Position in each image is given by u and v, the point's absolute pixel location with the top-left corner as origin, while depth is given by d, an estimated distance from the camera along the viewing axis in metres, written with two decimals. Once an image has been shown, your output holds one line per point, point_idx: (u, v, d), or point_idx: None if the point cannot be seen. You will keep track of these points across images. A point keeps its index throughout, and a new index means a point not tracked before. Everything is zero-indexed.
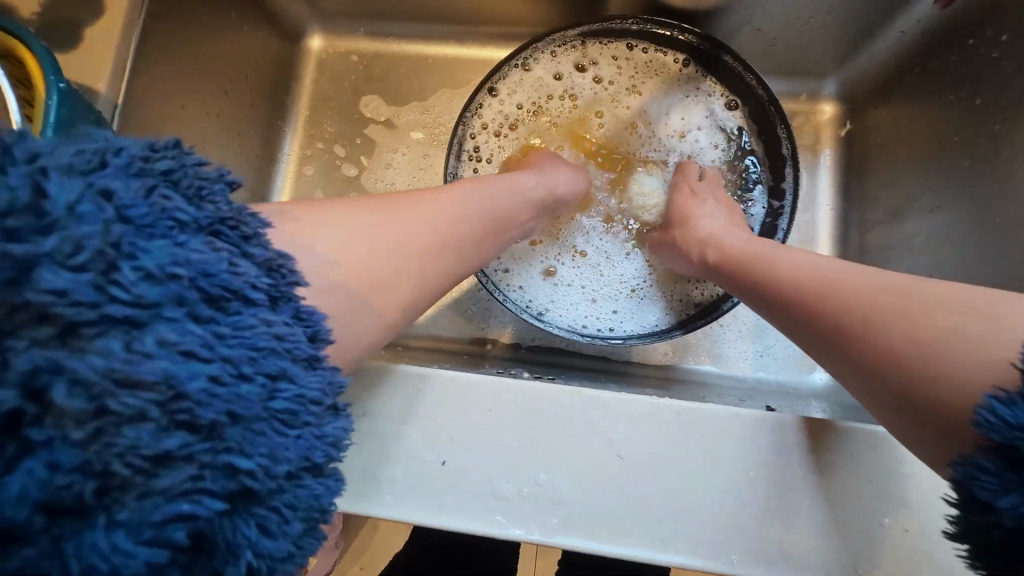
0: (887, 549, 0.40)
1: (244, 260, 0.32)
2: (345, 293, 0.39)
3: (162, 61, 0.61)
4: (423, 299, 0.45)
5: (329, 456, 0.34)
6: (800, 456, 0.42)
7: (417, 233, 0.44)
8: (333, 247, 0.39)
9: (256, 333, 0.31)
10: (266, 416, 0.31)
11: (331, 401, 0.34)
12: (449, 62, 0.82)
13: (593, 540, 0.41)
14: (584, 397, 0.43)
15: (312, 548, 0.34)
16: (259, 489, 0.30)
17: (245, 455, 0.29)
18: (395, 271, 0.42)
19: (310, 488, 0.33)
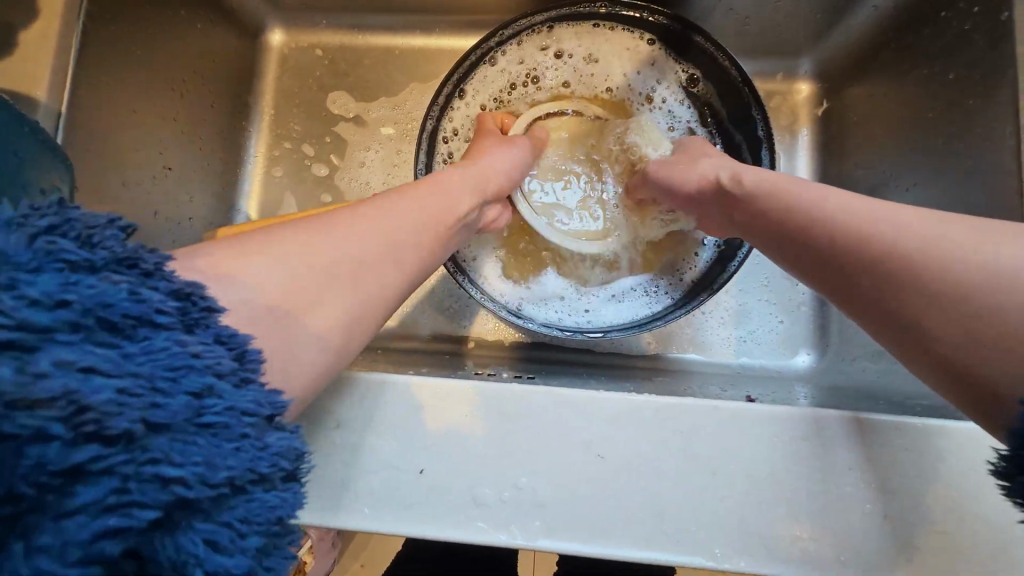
0: (875, 537, 0.39)
1: (152, 287, 0.31)
2: (272, 323, 0.36)
3: (109, 64, 0.58)
4: (366, 320, 0.41)
5: (275, 467, 0.32)
6: (781, 444, 0.41)
7: (349, 248, 0.40)
8: (253, 270, 0.36)
9: (168, 355, 0.29)
10: (196, 428, 0.29)
11: (268, 413, 0.33)
12: (418, 53, 0.80)
13: (576, 542, 0.40)
14: (560, 397, 0.42)
15: (280, 568, 0.32)
16: (198, 499, 0.29)
17: (174, 465, 0.28)
18: (324, 294, 0.38)
19: (262, 500, 0.31)
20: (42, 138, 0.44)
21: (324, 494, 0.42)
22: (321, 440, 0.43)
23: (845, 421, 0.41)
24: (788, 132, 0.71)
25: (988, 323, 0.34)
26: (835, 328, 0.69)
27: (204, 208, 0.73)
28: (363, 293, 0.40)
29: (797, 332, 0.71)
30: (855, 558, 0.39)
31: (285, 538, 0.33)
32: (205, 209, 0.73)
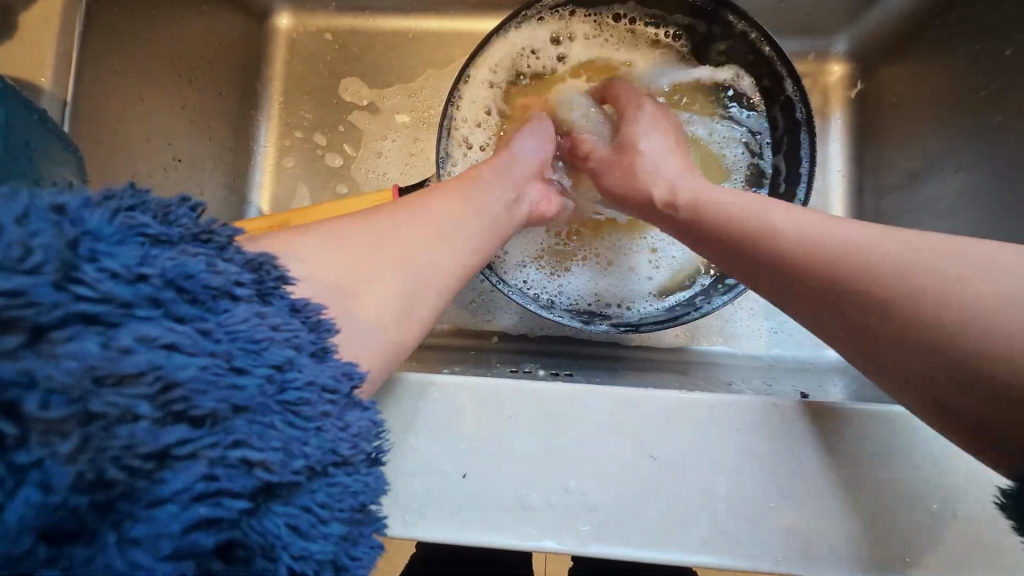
0: (941, 536, 0.38)
1: (227, 259, 0.29)
2: (339, 300, 0.35)
3: (115, 47, 0.55)
4: (426, 301, 0.40)
5: (356, 448, 0.30)
6: (840, 442, 0.39)
7: (409, 228, 0.40)
8: (315, 251, 0.36)
9: (249, 328, 0.28)
10: (277, 407, 0.28)
11: (347, 388, 0.31)
12: (432, 37, 0.76)
13: (630, 547, 0.38)
14: (608, 396, 0.40)
15: (365, 559, 0.31)
16: (280, 483, 0.27)
17: (256, 448, 0.26)
18: (386, 274, 0.38)
19: (344, 485, 0.30)
20: (49, 123, 0.40)
21: None
22: None
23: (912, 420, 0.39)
24: (822, 114, 0.69)
25: (983, 310, 0.31)
26: None
27: (215, 200, 0.70)
28: (424, 275, 0.39)
29: None
30: (920, 559, 0.37)
31: (369, 525, 0.31)
32: (216, 202, 0.70)
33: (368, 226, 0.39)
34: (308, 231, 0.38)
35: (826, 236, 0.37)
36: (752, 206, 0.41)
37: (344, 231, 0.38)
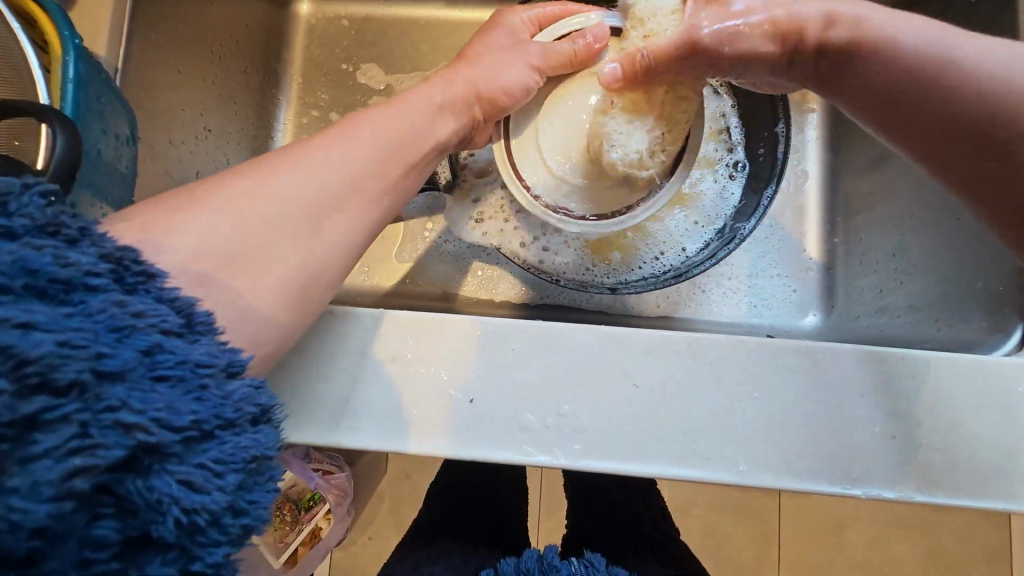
0: (882, 453, 0.43)
1: (80, 252, 0.32)
2: (226, 283, 0.37)
3: (156, 21, 0.60)
4: (324, 268, 0.42)
5: (240, 412, 0.33)
6: (798, 375, 0.45)
7: (288, 194, 0.40)
8: (181, 236, 0.37)
9: (108, 316, 0.31)
10: (151, 380, 0.31)
11: (225, 365, 0.34)
12: (443, 25, 0.82)
13: (615, 461, 0.44)
14: (603, 333, 0.46)
15: (263, 501, 0.33)
16: (162, 443, 0.30)
17: (132, 412, 0.29)
18: (277, 248, 0.39)
19: (233, 442, 0.33)
20: (112, 84, 0.46)
21: (381, 420, 0.46)
22: (376, 372, 0.46)
23: (848, 350, 0.45)
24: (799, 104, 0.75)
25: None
26: (841, 289, 0.73)
27: None
28: (319, 242, 0.41)
29: (809, 295, 0.74)
30: (863, 474, 0.43)
31: (265, 475, 0.34)
32: None
33: (260, 194, 0.39)
34: (186, 200, 0.39)
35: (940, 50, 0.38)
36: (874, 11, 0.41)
37: (230, 203, 0.39)
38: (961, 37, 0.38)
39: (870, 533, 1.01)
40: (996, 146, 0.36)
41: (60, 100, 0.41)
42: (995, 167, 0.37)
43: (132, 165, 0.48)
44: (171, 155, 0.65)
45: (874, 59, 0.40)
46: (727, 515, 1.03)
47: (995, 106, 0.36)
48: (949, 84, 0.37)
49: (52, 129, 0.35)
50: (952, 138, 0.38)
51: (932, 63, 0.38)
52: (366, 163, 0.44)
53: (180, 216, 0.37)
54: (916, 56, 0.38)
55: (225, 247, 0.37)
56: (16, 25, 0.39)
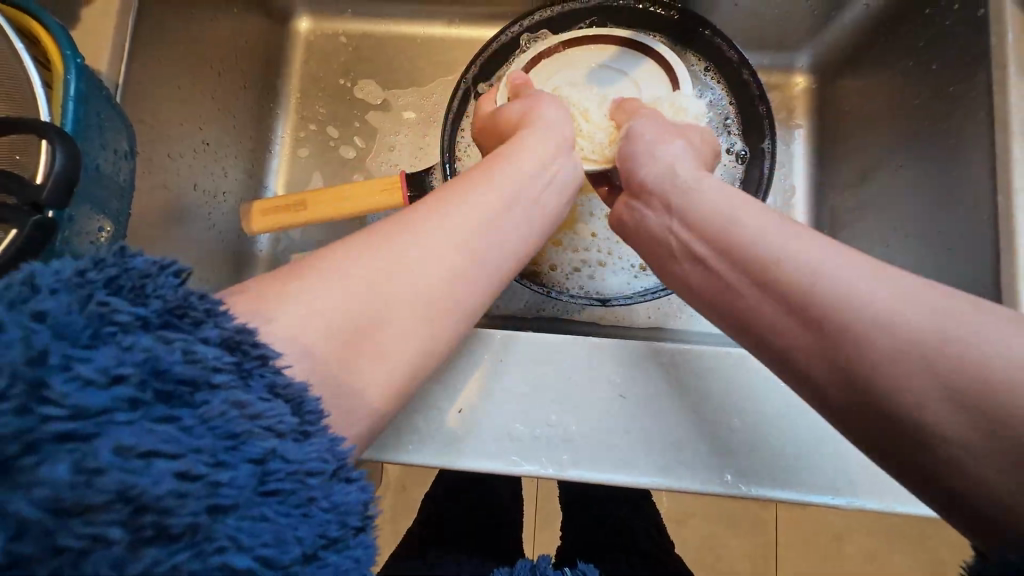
0: (866, 464, 0.44)
1: (203, 341, 0.28)
2: (333, 372, 0.33)
3: (156, 39, 0.61)
4: (441, 334, 0.37)
5: (319, 459, 0.29)
6: (781, 385, 0.46)
7: (411, 262, 0.36)
8: (288, 311, 0.32)
9: (153, 362, 0.26)
10: (225, 448, 0.26)
11: (294, 408, 0.29)
12: (438, 42, 0.84)
13: (603, 472, 0.45)
14: (590, 344, 0.47)
15: (356, 552, 0.30)
16: (234, 505, 0.26)
17: (195, 475, 0.25)
18: (390, 330, 0.35)
19: (334, 563, 0.29)
20: (112, 101, 0.47)
21: (372, 430, 0.46)
22: None
23: None
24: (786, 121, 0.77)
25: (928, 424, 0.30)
26: None
27: (236, 182, 0.76)
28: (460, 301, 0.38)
29: None
30: (847, 484, 0.44)
31: (349, 501, 0.30)
32: (238, 185, 0.77)
33: (371, 263, 0.35)
34: (293, 270, 0.35)
35: (812, 277, 0.34)
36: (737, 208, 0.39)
37: (339, 271, 0.34)
38: (880, 281, 0.33)
39: (866, 546, 1.01)
40: (894, 446, 0.32)
41: (61, 118, 0.42)
42: (893, 444, 0.32)
43: (131, 178, 0.50)
44: (169, 168, 0.66)
45: (733, 277, 0.38)
46: (723, 527, 1.02)
47: (835, 298, 0.33)
48: (820, 307, 0.33)
49: (52, 145, 0.36)
50: (830, 382, 0.34)
51: (761, 231, 0.37)
52: (481, 220, 0.39)
53: (290, 290, 0.33)
54: (824, 290, 0.33)
55: (335, 327, 0.33)
56: (20, 45, 0.41)
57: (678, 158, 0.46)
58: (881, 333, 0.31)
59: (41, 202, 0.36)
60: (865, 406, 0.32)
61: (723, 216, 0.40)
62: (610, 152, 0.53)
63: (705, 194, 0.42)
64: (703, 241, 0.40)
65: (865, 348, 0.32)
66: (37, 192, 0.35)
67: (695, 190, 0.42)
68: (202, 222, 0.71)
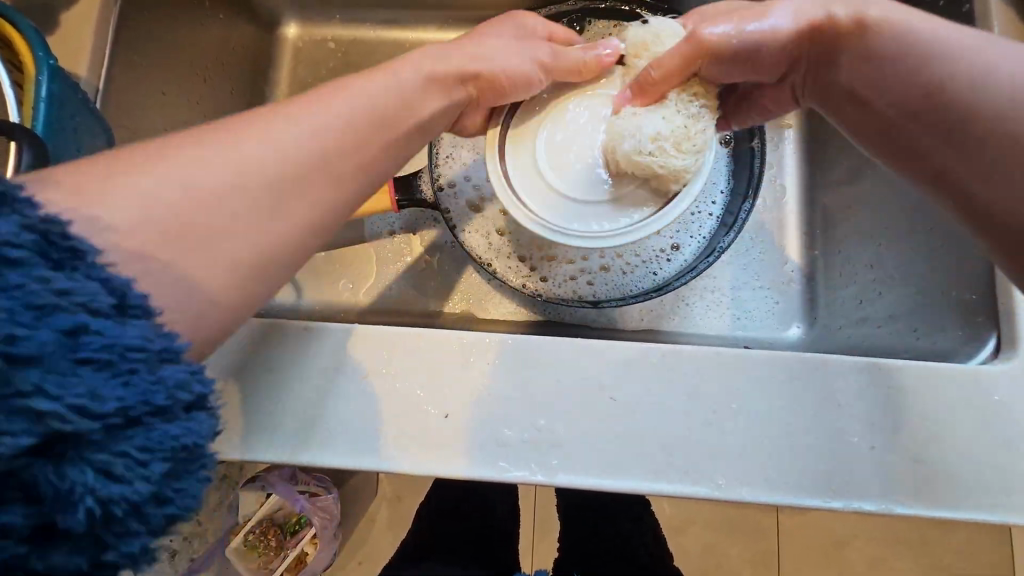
0: (862, 466, 0.43)
1: (102, 295, 0.27)
2: (183, 260, 0.31)
3: (138, 44, 0.61)
4: (303, 225, 0.35)
5: (175, 399, 0.29)
6: (773, 386, 0.45)
7: (296, 135, 0.35)
8: (120, 200, 0.30)
9: (27, 292, 0.25)
10: (74, 363, 0.26)
11: (162, 346, 0.28)
12: (428, 47, 0.84)
13: (592, 478, 0.44)
14: (576, 345, 0.46)
15: (193, 490, 0.30)
16: (80, 432, 0.26)
17: (50, 398, 0.25)
18: (257, 205, 0.33)
19: (163, 429, 0.28)
20: (88, 105, 0.46)
21: (355, 439, 0.45)
22: (351, 390, 0.46)
23: (823, 361, 0.45)
24: (776, 121, 0.76)
25: None
26: (823, 301, 0.73)
27: None
28: (269, 135, 0.34)
29: (792, 308, 0.75)
30: (843, 486, 0.43)
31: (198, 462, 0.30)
32: None
33: (263, 131, 0.34)
34: (215, 131, 0.34)
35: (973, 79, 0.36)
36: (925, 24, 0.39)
37: (253, 134, 0.34)
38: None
39: (871, 552, 1.00)
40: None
41: (32, 120, 0.42)
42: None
43: None
44: None
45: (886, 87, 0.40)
46: (724, 535, 1.01)
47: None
48: (950, 97, 0.37)
49: (19, 146, 0.35)
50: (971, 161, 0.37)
51: (931, 89, 0.38)
52: (362, 124, 0.38)
53: (187, 149, 0.32)
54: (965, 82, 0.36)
55: (226, 164, 0.32)
56: None
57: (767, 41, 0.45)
58: None
59: None
60: None
61: (899, 30, 0.39)
62: (699, 142, 0.47)
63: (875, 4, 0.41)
64: (838, 68, 0.43)
65: None
66: None
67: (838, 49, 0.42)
68: None
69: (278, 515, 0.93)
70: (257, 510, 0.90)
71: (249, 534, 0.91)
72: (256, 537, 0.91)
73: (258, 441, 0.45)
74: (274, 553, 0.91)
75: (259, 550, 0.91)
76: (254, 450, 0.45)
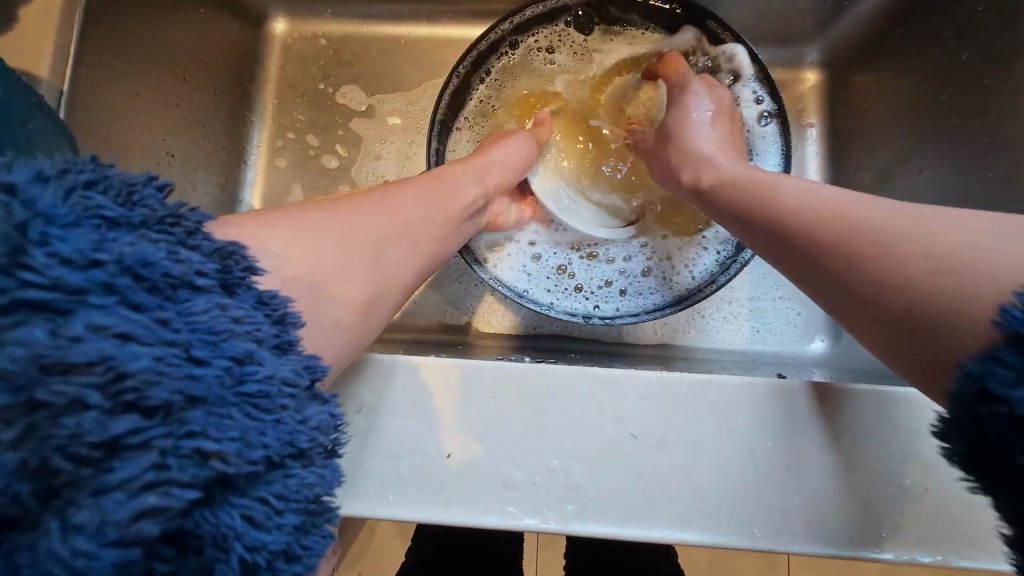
0: (914, 511, 0.38)
1: (253, 322, 0.29)
2: (310, 295, 0.35)
3: (107, 44, 0.56)
4: (393, 286, 0.41)
5: (314, 441, 0.30)
6: (811, 422, 0.40)
7: (390, 213, 0.42)
8: (268, 244, 0.35)
9: (209, 319, 0.27)
10: (235, 400, 0.27)
11: (307, 382, 0.31)
12: (423, 44, 0.79)
13: (612, 526, 0.39)
14: (594, 376, 0.41)
15: (318, 548, 0.31)
16: (236, 474, 0.27)
17: (212, 439, 0.26)
18: (353, 265, 0.38)
19: (300, 477, 0.29)
20: (45, 111, 0.43)
21: (347, 481, 0.40)
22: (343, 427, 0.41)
23: (867, 393, 0.40)
24: (797, 120, 0.71)
25: (941, 277, 0.32)
26: None
27: (207, 196, 0.71)
28: (363, 211, 0.40)
29: (815, 320, 0.70)
30: (893, 534, 0.38)
31: (325, 516, 0.31)
32: (209, 200, 0.71)
33: (367, 202, 0.41)
34: (322, 200, 0.40)
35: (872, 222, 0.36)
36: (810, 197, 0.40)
37: (355, 206, 0.40)
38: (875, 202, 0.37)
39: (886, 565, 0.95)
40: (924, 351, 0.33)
41: None
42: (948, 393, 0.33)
43: None
44: None
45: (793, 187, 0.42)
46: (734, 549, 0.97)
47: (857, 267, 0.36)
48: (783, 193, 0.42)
49: None
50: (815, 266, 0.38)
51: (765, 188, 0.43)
52: (439, 207, 0.46)
53: (302, 209, 0.38)
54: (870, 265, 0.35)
55: (335, 236, 0.38)
56: None
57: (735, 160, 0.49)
58: (901, 229, 0.34)
59: None
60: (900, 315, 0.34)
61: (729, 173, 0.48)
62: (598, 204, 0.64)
63: (788, 181, 0.43)
64: (742, 169, 0.47)
65: (904, 255, 0.34)
66: None
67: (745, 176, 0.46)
68: None
69: None
70: None
71: None
72: None
73: None
74: None
75: None
76: None
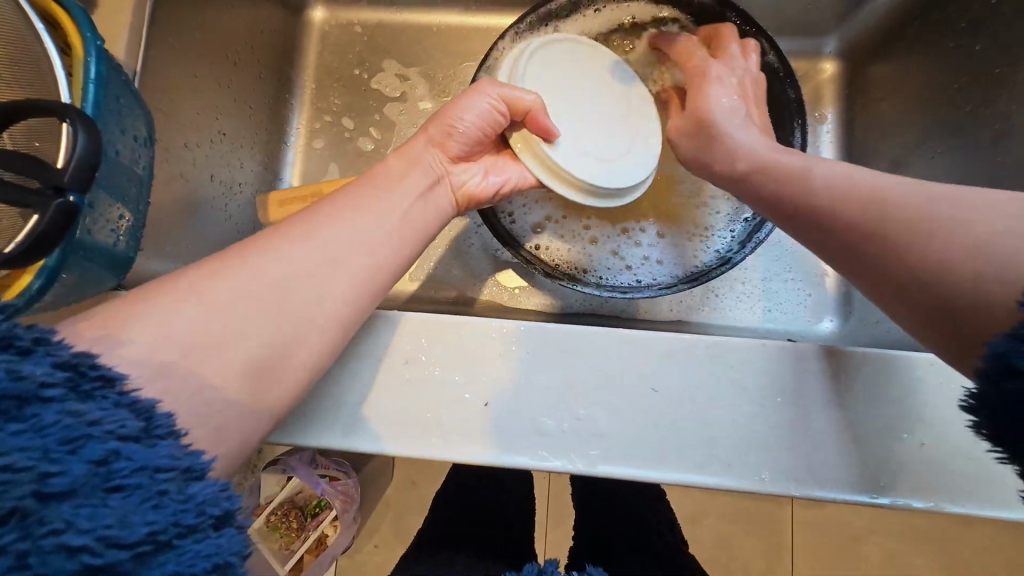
0: (909, 460, 0.42)
1: (116, 417, 0.30)
2: (194, 373, 0.35)
3: (173, 30, 0.61)
4: (322, 332, 0.41)
5: (203, 515, 0.30)
6: (812, 379, 0.44)
7: (300, 261, 0.40)
8: (144, 335, 0.35)
9: (62, 428, 0.28)
10: (105, 492, 0.28)
11: (185, 465, 0.31)
12: (454, 31, 0.83)
13: (633, 468, 0.43)
14: (620, 335, 0.46)
15: None
16: (114, 562, 0.28)
17: (79, 532, 0.27)
18: (247, 335, 0.38)
19: (195, 550, 0.30)
20: (132, 87, 0.47)
21: (389, 425, 0.45)
22: (388, 373, 0.46)
23: (868, 355, 0.44)
24: (814, 109, 0.74)
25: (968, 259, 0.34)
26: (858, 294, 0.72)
27: (251, 173, 0.76)
28: (264, 266, 0.39)
29: (824, 300, 0.73)
30: (889, 482, 0.42)
31: None
32: (253, 178, 0.76)
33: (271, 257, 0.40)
34: (220, 264, 0.39)
35: (812, 164, 0.45)
36: (770, 150, 0.50)
37: (253, 264, 0.39)
38: (891, 179, 0.40)
39: (886, 547, 0.98)
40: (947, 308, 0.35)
41: (82, 101, 0.42)
42: (928, 310, 0.36)
43: (149, 166, 0.49)
44: (187, 159, 0.65)
45: (770, 148, 0.50)
46: (740, 526, 1.00)
47: (897, 232, 0.37)
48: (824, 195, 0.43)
49: (73, 127, 0.35)
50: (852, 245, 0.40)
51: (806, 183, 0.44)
52: (369, 237, 0.43)
53: (199, 284, 0.38)
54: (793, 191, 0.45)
55: (229, 310, 0.37)
56: (40, 23, 0.40)
57: (727, 77, 0.56)
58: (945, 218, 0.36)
59: (63, 187, 0.35)
60: (935, 289, 0.35)
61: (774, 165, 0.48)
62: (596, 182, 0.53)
63: (824, 165, 0.44)
64: (776, 154, 0.49)
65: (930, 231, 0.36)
66: (58, 176, 0.35)
67: (732, 134, 0.53)
68: (219, 215, 0.71)
69: (299, 497, 0.97)
70: (279, 491, 0.94)
71: (271, 515, 0.95)
72: (278, 518, 0.95)
73: (294, 424, 0.45)
74: (294, 534, 0.95)
75: (281, 531, 0.95)
76: (297, 431, 0.45)
